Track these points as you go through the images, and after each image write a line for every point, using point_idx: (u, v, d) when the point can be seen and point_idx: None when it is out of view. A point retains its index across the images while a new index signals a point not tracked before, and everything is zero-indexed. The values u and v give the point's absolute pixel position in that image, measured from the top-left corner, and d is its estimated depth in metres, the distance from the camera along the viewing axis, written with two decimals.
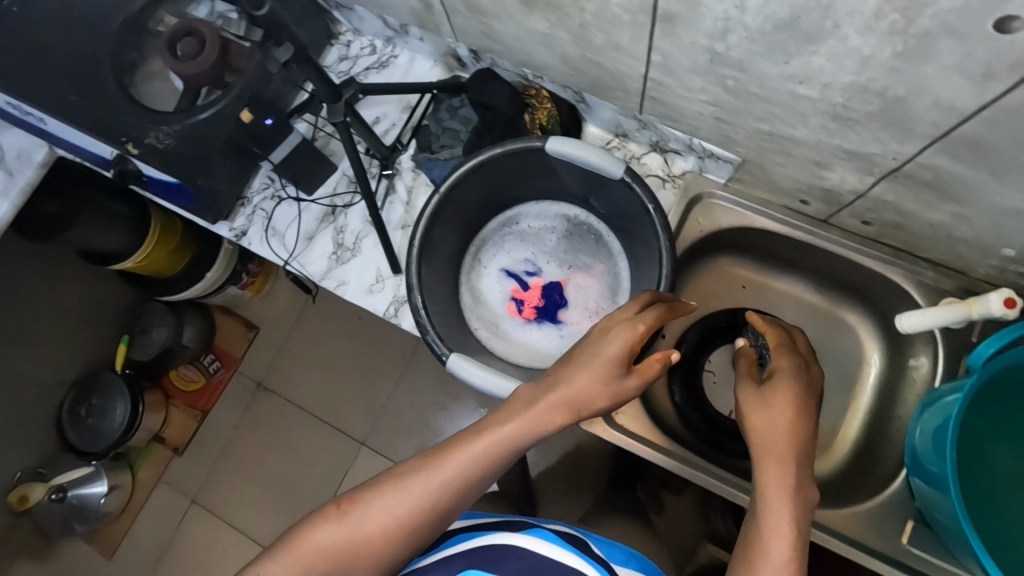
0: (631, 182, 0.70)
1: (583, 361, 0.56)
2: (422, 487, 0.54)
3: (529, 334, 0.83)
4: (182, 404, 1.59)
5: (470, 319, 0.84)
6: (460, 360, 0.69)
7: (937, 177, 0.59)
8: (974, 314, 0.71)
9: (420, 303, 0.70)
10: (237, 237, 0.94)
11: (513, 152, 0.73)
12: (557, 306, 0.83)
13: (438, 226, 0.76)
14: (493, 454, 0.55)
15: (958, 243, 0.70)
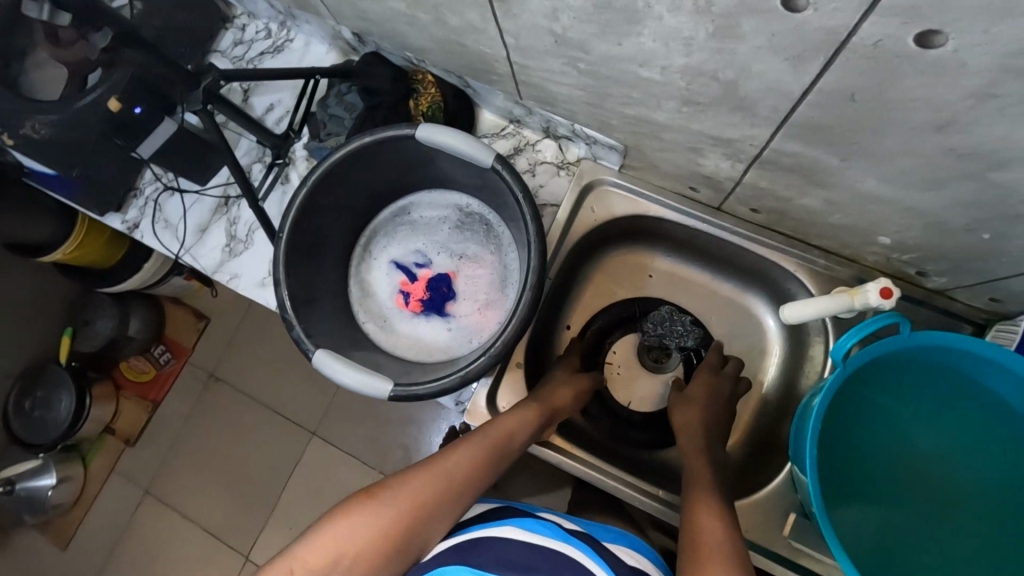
0: (501, 172, 0.69)
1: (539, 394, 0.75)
2: (388, 509, 0.57)
3: (416, 327, 0.83)
4: (133, 396, 1.54)
5: (357, 311, 0.84)
6: (326, 355, 0.69)
7: (796, 162, 0.57)
8: (856, 304, 0.68)
9: (286, 298, 0.70)
10: (130, 230, 0.92)
11: (385, 141, 0.72)
12: (444, 298, 0.83)
13: (315, 218, 0.74)
14: (457, 478, 0.62)
15: (838, 229, 0.68)
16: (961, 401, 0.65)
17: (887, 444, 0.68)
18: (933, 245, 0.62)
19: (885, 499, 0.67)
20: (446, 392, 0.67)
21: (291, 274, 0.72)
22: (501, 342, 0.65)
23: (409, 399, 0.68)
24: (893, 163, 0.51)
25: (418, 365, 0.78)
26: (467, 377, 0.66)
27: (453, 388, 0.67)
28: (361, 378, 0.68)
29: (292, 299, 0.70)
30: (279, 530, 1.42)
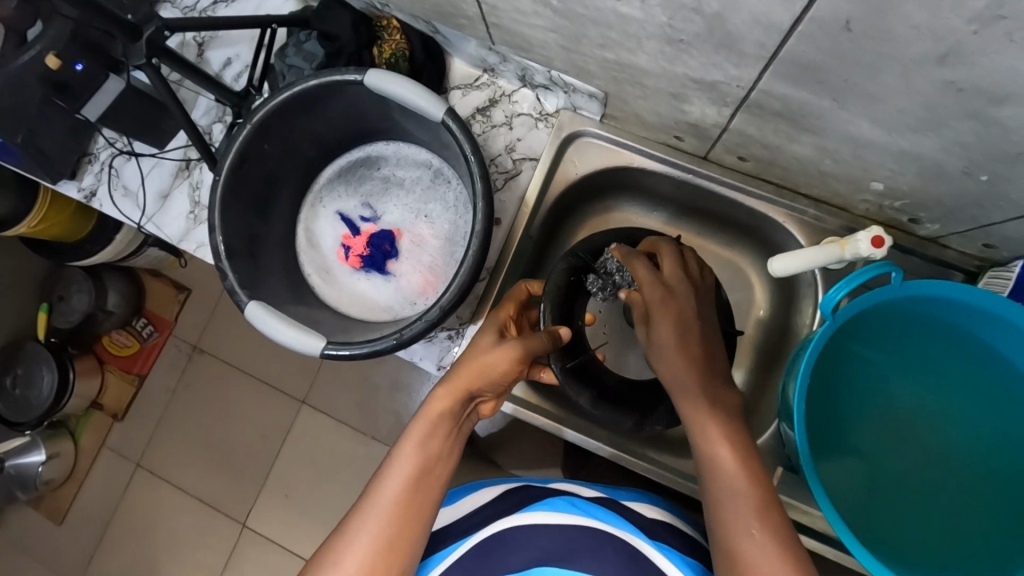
0: (451, 126, 0.64)
1: (455, 369, 0.61)
2: (349, 557, 0.53)
3: (356, 284, 0.80)
4: (116, 369, 1.51)
5: (303, 261, 0.81)
6: (258, 309, 0.66)
7: (786, 105, 0.54)
8: (847, 254, 0.65)
9: (220, 244, 0.66)
10: (87, 199, 0.86)
11: (331, 85, 0.68)
12: (386, 257, 0.79)
13: (254, 168, 0.71)
14: (404, 491, 0.55)
15: (829, 177, 0.65)
16: (955, 358, 0.63)
17: (878, 399, 0.66)
18: (927, 190, 0.59)
19: (874, 454, 0.66)
20: (383, 354, 0.65)
21: (230, 225, 0.68)
22: (439, 307, 0.64)
23: (365, 355, 0.65)
24: (886, 104, 0.48)
25: (357, 322, 0.76)
26: (404, 342, 0.64)
27: (392, 352, 0.65)
28: (293, 334, 0.65)
29: (226, 246, 0.67)
30: (273, 498, 1.42)
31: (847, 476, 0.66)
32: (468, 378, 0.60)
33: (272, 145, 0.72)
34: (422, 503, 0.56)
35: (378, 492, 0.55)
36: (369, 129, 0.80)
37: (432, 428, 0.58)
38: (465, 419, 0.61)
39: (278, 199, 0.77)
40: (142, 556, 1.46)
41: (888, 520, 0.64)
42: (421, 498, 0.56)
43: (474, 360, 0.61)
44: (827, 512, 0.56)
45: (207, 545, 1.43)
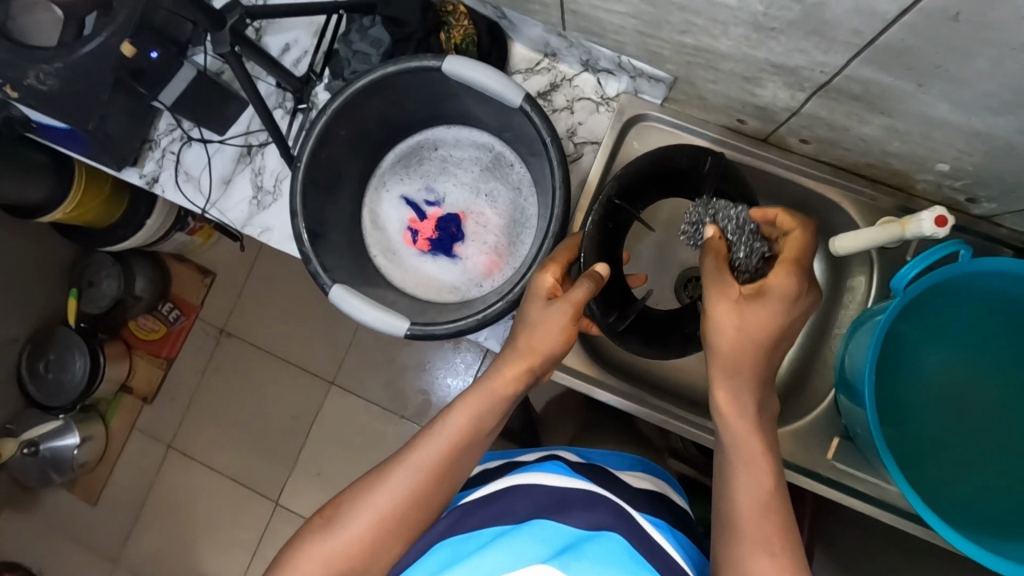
0: (529, 112, 0.66)
1: (517, 349, 0.61)
2: (380, 500, 0.55)
3: (423, 265, 0.82)
4: (144, 354, 1.54)
5: (368, 244, 0.83)
6: (341, 291, 0.68)
7: (865, 89, 0.56)
8: (907, 234, 0.68)
9: (303, 229, 0.69)
10: (150, 184, 0.88)
11: (408, 71, 0.69)
12: (452, 239, 0.81)
13: (328, 153, 0.72)
14: (448, 453, 0.58)
15: (891, 157, 0.68)
16: (1006, 327, 0.67)
17: (931, 369, 0.70)
18: (992, 170, 0.62)
19: (928, 422, 0.70)
20: (465, 333, 0.68)
21: (308, 209, 0.70)
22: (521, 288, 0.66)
23: (418, 336, 0.68)
24: (973, 88, 0.50)
25: (428, 303, 0.78)
26: (487, 320, 0.67)
27: (474, 331, 0.68)
28: (376, 315, 0.68)
29: (309, 231, 0.69)
30: (305, 477, 1.46)
31: (906, 444, 0.69)
32: (531, 358, 0.60)
33: (346, 131, 0.73)
34: (457, 471, 0.58)
35: (423, 447, 0.58)
36: (432, 114, 0.81)
37: (489, 403, 0.59)
38: (518, 399, 0.62)
39: (344, 184, 0.79)
40: (178, 533, 1.49)
41: (938, 483, 0.68)
42: (458, 465, 0.58)
43: (538, 338, 0.60)
44: (894, 476, 0.59)
45: (243, 521, 1.47)
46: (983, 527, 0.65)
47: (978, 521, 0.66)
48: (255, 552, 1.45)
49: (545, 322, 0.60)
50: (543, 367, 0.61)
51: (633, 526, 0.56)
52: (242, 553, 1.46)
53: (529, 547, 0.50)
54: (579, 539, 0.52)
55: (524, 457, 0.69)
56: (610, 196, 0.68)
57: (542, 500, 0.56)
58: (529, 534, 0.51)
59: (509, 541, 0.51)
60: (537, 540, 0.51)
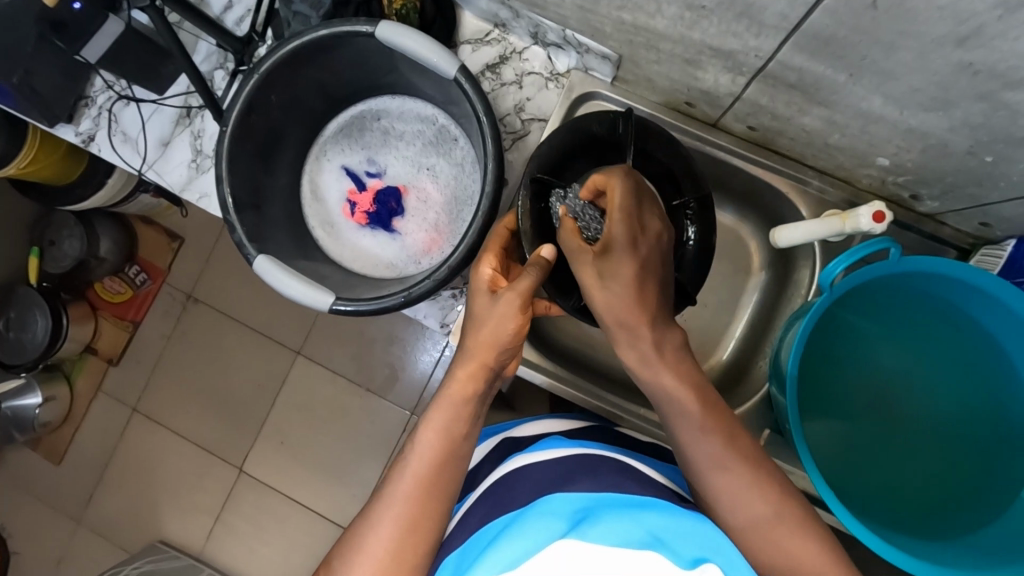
0: (463, 84, 0.64)
1: (468, 349, 0.59)
2: (377, 540, 0.52)
3: (361, 240, 0.80)
4: (110, 316, 1.52)
5: (306, 215, 0.81)
6: (266, 262, 0.66)
7: (800, 78, 0.54)
8: (847, 229, 0.67)
9: (228, 197, 0.66)
10: (85, 144, 0.85)
11: (341, 37, 0.66)
12: (392, 214, 0.79)
13: (260, 119, 0.70)
14: (435, 467, 0.55)
15: (835, 150, 0.66)
16: (943, 327, 0.66)
17: (863, 371, 0.70)
18: (932, 167, 0.60)
19: (855, 421, 0.70)
20: (393, 312, 0.66)
21: (237, 177, 0.68)
22: (448, 267, 0.64)
23: (352, 308, 0.66)
24: (902, 81, 0.49)
25: (362, 278, 0.76)
26: (413, 299, 0.65)
27: (402, 309, 0.66)
28: (301, 289, 0.66)
29: (234, 199, 0.67)
30: (269, 445, 1.46)
31: (835, 447, 0.69)
32: (483, 354, 0.59)
33: (278, 97, 0.71)
34: (445, 487, 0.55)
35: (402, 476, 0.55)
36: (376, 83, 0.79)
37: (453, 409, 0.57)
38: (485, 398, 0.60)
39: (282, 152, 0.76)
40: (142, 495, 1.50)
41: (879, 487, 0.68)
42: (449, 478, 0.56)
43: (487, 332, 0.59)
44: (814, 482, 0.59)
45: (205, 486, 1.48)
46: (902, 525, 0.65)
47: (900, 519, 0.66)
48: (218, 516, 1.46)
49: (489, 315, 0.59)
50: (501, 359, 0.60)
51: (630, 477, 0.57)
52: (204, 518, 1.47)
53: (546, 524, 0.47)
54: (591, 506, 0.49)
55: (516, 435, 0.70)
56: (535, 174, 0.65)
57: (549, 477, 0.56)
58: (543, 514, 0.48)
59: (523, 525, 0.47)
60: (547, 520, 0.47)
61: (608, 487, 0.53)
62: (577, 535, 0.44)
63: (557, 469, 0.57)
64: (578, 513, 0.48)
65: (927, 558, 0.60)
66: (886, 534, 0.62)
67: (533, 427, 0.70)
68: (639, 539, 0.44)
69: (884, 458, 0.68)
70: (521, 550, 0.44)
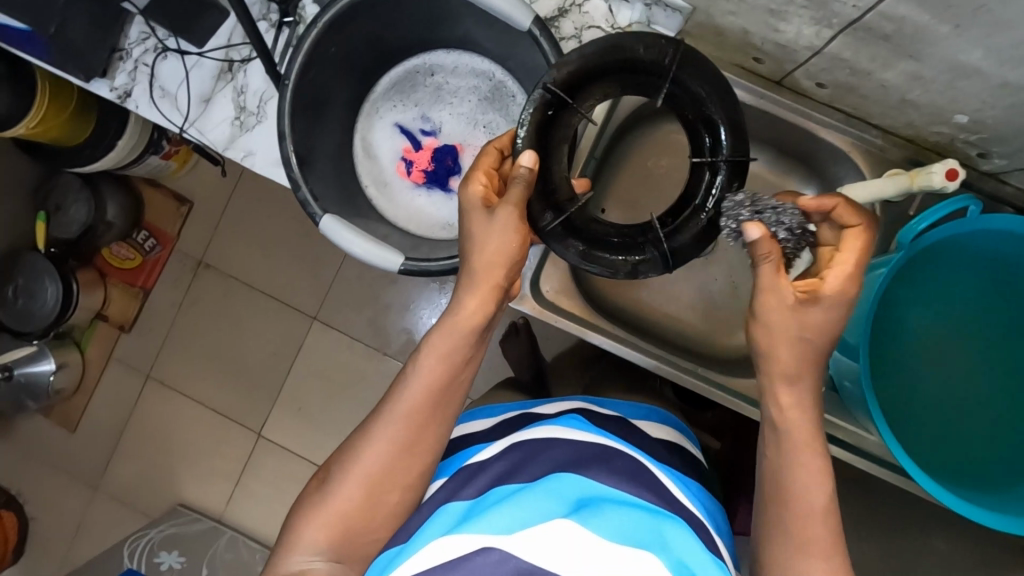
0: (538, 37, 0.62)
1: (477, 271, 0.58)
2: (368, 460, 0.57)
3: (418, 199, 0.78)
4: (119, 283, 1.48)
5: (361, 173, 0.78)
6: (334, 222, 0.65)
7: (898, 29, 0.53)
8: (914, 187, 0.67)
9: (292, 153, 0.64)
10: (121, 99, 0.81)
11: None
12: (449, 172, 0.77)
13: (318, 73, 0.67)
14: (432, 398, 0.58)
15: (909, 106, 0.65)
16: (1009, 290, 0.67)
17: (923, 329, 0.70)
18: (1011, 124, 0.60)
19: (912, 376, 0.71)
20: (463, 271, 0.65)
21: (297, 133, 0.66)
22: None
23: (413, 267, 0.65)
24: (1011, 32, 0.48)
25: (423, 239, 0.75)
26: None
27: None
28: (370, 249, 0.65)
29: (297, 155, 0.65)
30: (288, 410, 1.46)
31: (894, 404, 0.70)
32: (486, 281, 0.58)
33: (336, 49, 0.68)
34: (439, 420, 0.58)
35: (401, 399, 0.58)
36: (430, 35, 0.76)
37: (453, 338, 0.58)
38: (492, 324, 0.61)
39: (334, 108, 0.74)
40: (162, 461, 1.50)
41: (936, 443, 0.70)
42: (439, 408, 0.58)
43: (490, 251, 0.58)
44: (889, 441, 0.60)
45: (224, 451, 1.48)
46: (975, 481, 0.67)
47: (967, 478, 0.68)
48: (237, 481, 1.47)
49: (487, 237, 0.58)
50: (502, 288, 0.60)
51: (647, 481, 0.56)
52: (224, 482, 1.47)
53: (545, 499, 0.49)
54: (592, 497, 0.50)
55: (539, 408, 0.70)
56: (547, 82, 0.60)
57: (563, 458, 0.56)
58: (542, 490, 0.50)
59: (522, 496, 0.49)
60: (548, 497, 0.49)
61: (622, 485, 0.53)
62: (578, 519, 0.47)
63: (566, 449, 0.57)
64: (578, 499, 0.50)
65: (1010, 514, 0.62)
66: (966, 495, 0.65)
67: (561, 403, 0.70)
68: (632, 539, 0.46)
69: (940, 412, 0.70)
70: (513, 519, 0.47)
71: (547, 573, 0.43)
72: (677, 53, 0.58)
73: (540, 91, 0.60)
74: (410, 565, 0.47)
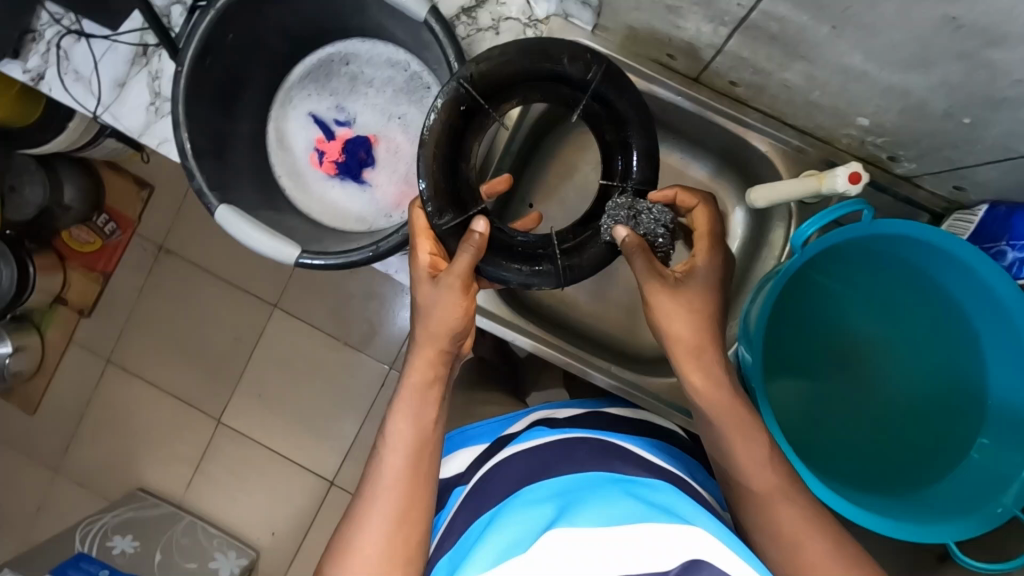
0: (433, 27, 0.61)
1: (418, 337, 0.58)
2: (368, 546, 0.50)
3: (330, 190, 0.77)
4: (79, 266, 1.47)
5: (272, 162, 0.77)
6: (229, 213, 0.64)
7: (783, 30, 0.52)
8: (822, 189, 0.66)
9: (186, 142, 0.63)
10: (34, 82, 0.79)
11: None
12: (362, 165, 0.76)
13: (220, 60, 0.66)
14: (411, 452, 0.55)
15: (816, 108, 0.64)
16: (915, 298, 0.67)
17: (829, 333, 0.71)
18: (908, 129, 0.59)
19: (818, 380, 0.71)
20: (359, 266, 0.64)
21: (196, 121, 0.65)
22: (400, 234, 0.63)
23: (309, 259, 0.64)
24: (884, 36, 0.47)
25: (330, 231, 0.74)
26: (381, 254, 0.63)
27: (369, 264, 0.65)
28: (264, 241, 0.64)
29: (193, 144, 0.63)
30: (247, 397, 1.46)
31: (796, 405, 0.71)
32: (438, 340, 0.58)
33: (238, 36, 0.66)
34: (427, 475, 0.55)
35: (380, 473, 0.54)
36: (344, 24, 0.74)
37: (418, 398, 0.56)
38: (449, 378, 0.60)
39: (244, 97, 0.73)
40: (121, 446, 1.50)
41: (840, 447, 0.70)
42: (421, 467, 0.54)
43: (437, 319, 0.58)
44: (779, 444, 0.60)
45: (183, 438, 1.48)
46: (871, 484, 0.67)
47: (872, 484, 0.67)
48: (197, 467, 1.47)
49: (438, 301, 0.58)
50: (457, 329, 0.58)
51: (615, 453, 0.57)
52: (183, 468, 1.47)
53: (536, 514, 0.47)
54: (568, 489, 0.50)
55: (506, 429, 0.69)
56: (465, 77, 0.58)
57: (528, 470, 0.55)
58: (523, 508, 0.49)
59: (506, 520, 0.48)
60: (529, 507, 0.49)
61: (592, 466, 0.54)
62: (569, 519, 0.44)
63: (524, 462, 0.57)
64: (564, 502, 0.48)
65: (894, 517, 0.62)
66: (855, 496, 0.64)
67: (526, 417, 0.70)
68: (629, 514, 0.45)
69: (846, 417, 0.70)
70: (506, 540, 0.45)
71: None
72: (599, 71, 0.59)
73: (453, 85, 0.59)
74: None
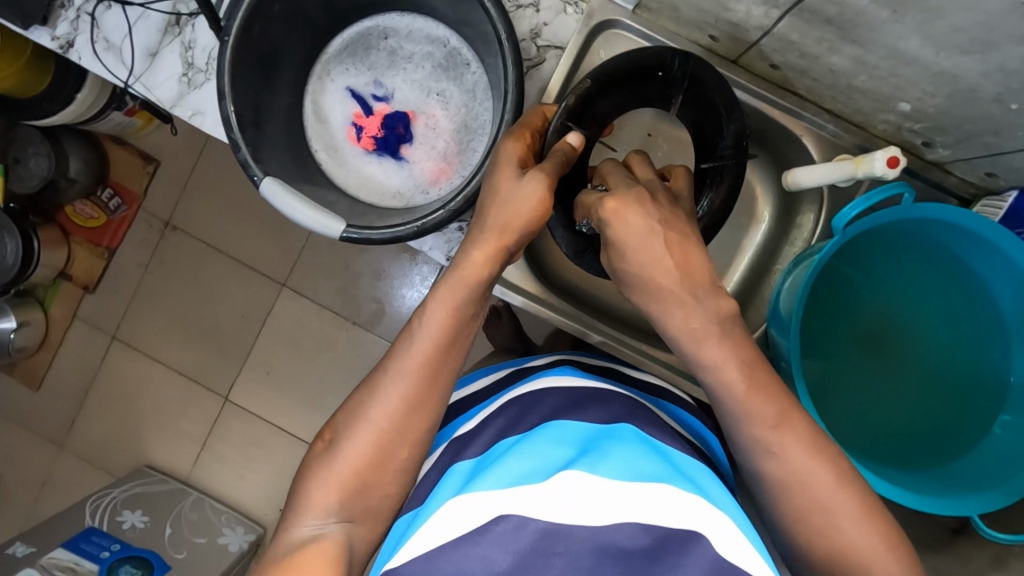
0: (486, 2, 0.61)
1: (485, 224, 0.56)
2: (378, 415, 0.54)
3: (367, 166, 0.77)
4: (83, 241, 1.44)
5: (310, 137, 0.77)
6: (274, 184, 0.64)
7: (840, 12, 0.53)
8: (859, 173, 0.67)
9: (231, 113, 0.63)
10: (63, 50, 0.78)
11: None
12: (399, 140, 0.76)
13: (264, 29, 0.65)
14: (443, 347, 0.55)
15: (857, 92, 0.65)
16: (943, 280, 0.69)
17: (853, 314, 0.73)
18: (952, 114, 0.60)
19: (841, 359, 0.74)
20: (404, 241, 0.64)
21: (239, 91, 0.64)
22: (444, 210, 0.63)
23: (353, 233, 0.64)
24: (946, 19, 0.48)
25: (370, 207, 0.74)
26: (426, 229, 0.63)
27: (411, 239, 0.64)
28: (309, 214, 0.64)
29: (237, 115, 0.63)
30: (255, 376, 1.46)
31: (823, 385, 0.73)
32: (502, 235, 0.56)
33: (283, 6, 0.66)
34: (450, 371, 0.55)
35: (408, 356, 0.55)
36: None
37: (462, 292, 0.55)
38: (495, 281, 0.58)
39: (284, 69, 0.72)
40: (127, 422, 1.49)
41: (865, 426, 0.72)
42: (449, 362, 0.55)
43: (506, 211, 0.56)
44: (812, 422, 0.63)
45: (190, 416, 1.48)
46: (895, 460, 0.70)
47: (893, 458, 0.71)
48: (204, 444, 1.47)
49: (512, 194, 0.56)
50: (521, 234, 0.56)
51: (645, 415, 0.58)
52: (191, 445, 1.47)
53: (550, 448, 0.49)
54: (597, 437, 0.51)
55: (530, 365, 0.72)
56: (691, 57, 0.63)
57: (556, 404, 0.57)
58: (546, 439, 0.50)
59: (526, 447, 0.50)
60: (553, 442, 0.50)
61: (618, 419, 0.55)
62: (589, 466, 0.47)
63: (560, 396, 0.58)
64: (584, 444, 0.50)
65: (920, 491, 0.65)
66: (885, 473, 0.68)
67: (542, 359, 0.73)
68: (647, 475, 0.47)
69: (870, 394, 0.73)
70: (525, 467, 0.47)
71: (564, 527, 0.43)
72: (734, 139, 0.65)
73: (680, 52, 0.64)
74: (425, 528, 0.46)
